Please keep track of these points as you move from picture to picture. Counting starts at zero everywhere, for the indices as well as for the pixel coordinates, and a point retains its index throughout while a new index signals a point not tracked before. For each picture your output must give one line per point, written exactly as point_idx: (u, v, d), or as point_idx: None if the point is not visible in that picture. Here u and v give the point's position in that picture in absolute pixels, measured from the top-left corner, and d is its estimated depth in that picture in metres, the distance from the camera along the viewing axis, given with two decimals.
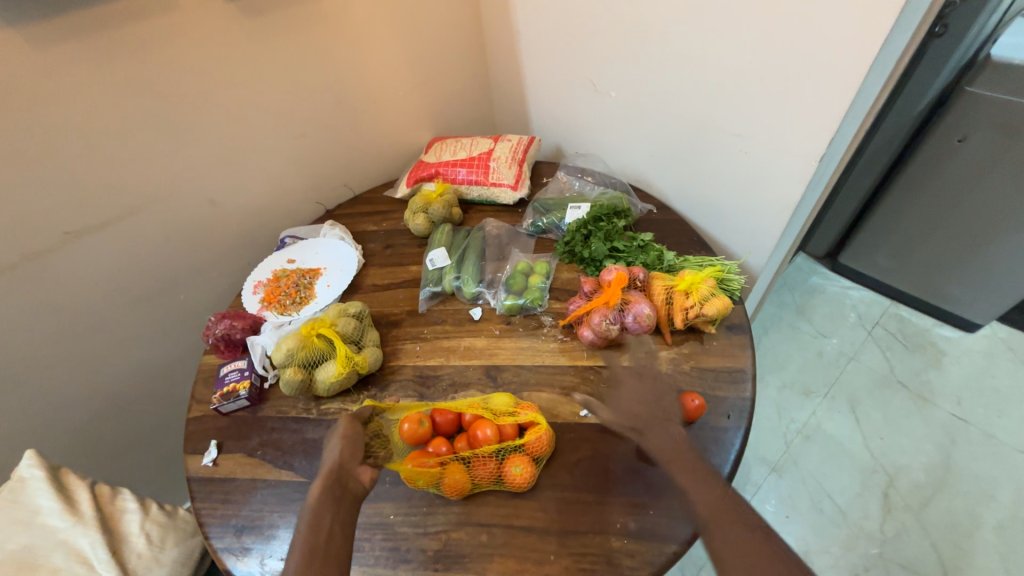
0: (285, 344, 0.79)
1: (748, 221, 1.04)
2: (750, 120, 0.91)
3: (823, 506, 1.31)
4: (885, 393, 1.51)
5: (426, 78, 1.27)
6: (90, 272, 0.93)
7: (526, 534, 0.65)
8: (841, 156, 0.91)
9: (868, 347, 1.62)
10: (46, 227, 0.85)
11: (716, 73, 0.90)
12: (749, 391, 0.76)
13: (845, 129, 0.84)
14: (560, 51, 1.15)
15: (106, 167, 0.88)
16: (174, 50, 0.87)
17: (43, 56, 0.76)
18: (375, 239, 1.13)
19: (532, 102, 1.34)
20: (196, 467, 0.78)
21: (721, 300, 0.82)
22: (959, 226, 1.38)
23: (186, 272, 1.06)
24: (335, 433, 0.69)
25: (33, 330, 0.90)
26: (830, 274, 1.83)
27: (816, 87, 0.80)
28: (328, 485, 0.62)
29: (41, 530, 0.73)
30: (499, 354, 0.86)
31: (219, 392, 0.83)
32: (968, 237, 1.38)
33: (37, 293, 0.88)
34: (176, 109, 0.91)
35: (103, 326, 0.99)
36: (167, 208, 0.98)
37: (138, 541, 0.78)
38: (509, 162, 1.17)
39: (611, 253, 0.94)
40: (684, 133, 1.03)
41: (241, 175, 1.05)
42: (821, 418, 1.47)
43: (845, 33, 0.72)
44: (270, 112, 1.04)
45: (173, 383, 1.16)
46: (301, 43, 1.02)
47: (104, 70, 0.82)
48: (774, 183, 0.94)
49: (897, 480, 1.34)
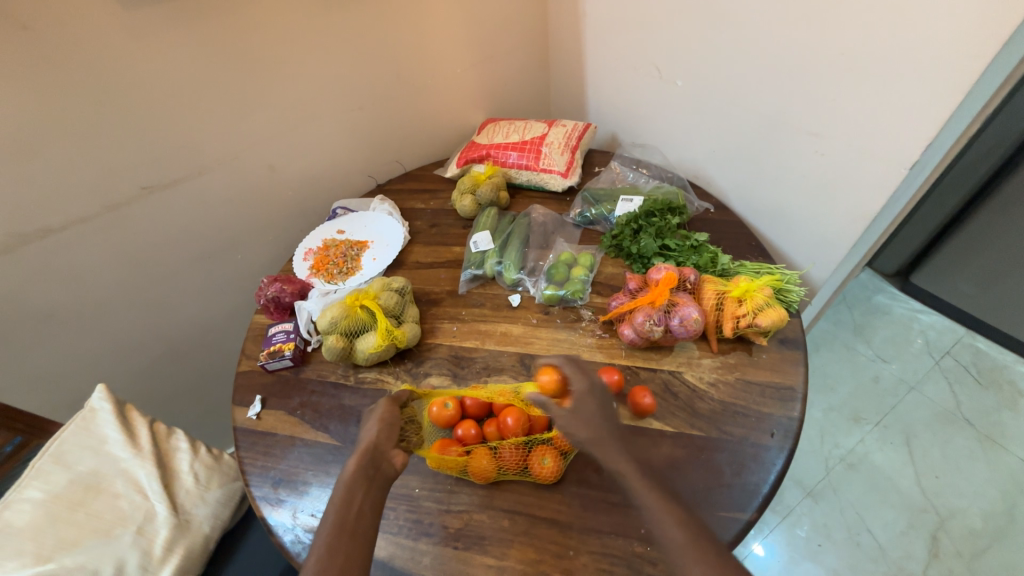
0: (329, 312, 0.82)
1: (816, 228, 0.97)
2: (833, 118, 0.83)
3: (860, 539, 1.23)
4: (948, 430, 1.38)
5: (486, 56, 1.25)
6: (160, 226, 1.00)
7: (547, 526, 0.64)
8: (936, 166, 0.81)
9: (933, 377, 1.48)
10: (125, 181, 0.92)
11: (801, 63, 0.83)
12: (798, 412, 0.72)
13: (945, 134, 0.75)
14: (628, 34, 1.09)
15: (179, 128, 0.93)
16: (249, 17, 0.90)
17: (130, 19, 0.80)
18: (422, 217, 1.14)
19: (591, 87, 1.29)
20: (242, 418, 0.83)
21: (777, 311, 0.77)
22: None
23: (244, 234, 1.12)
24: (373, 414, 0.70)
25: (108, 275, 0.98)
26: (898, 294, 1.68)
27: (916, 86, 0.71)
28: (363, 464, 0.63)
29: (106, 457, 0.80)
30: (535, 343, 0.85)
31: (266, 350, 0.87)
32: None
33: (114, 242, 0.96)
34: (246, 76, 0.95)
35: (168, 277, 1.06)
36: (231, 171, 1.03)
37: (187, 479, 0.84)
38: (562, 149, 1.14)
39: (660, 251, 0.90)
40: (754, 131, 0.96)
41: (301, 144, 1.09)
42: (869, 448, 1.37)
43: (961, 26, 0.64)
44: (333, 83, 1.06)
45: (226, 336, 1.24)
46: (367, 16, 1.02)
47: (184, 34, 0.85)
48: (851, 189, 0.87)
49: (950, 523, 1.23)
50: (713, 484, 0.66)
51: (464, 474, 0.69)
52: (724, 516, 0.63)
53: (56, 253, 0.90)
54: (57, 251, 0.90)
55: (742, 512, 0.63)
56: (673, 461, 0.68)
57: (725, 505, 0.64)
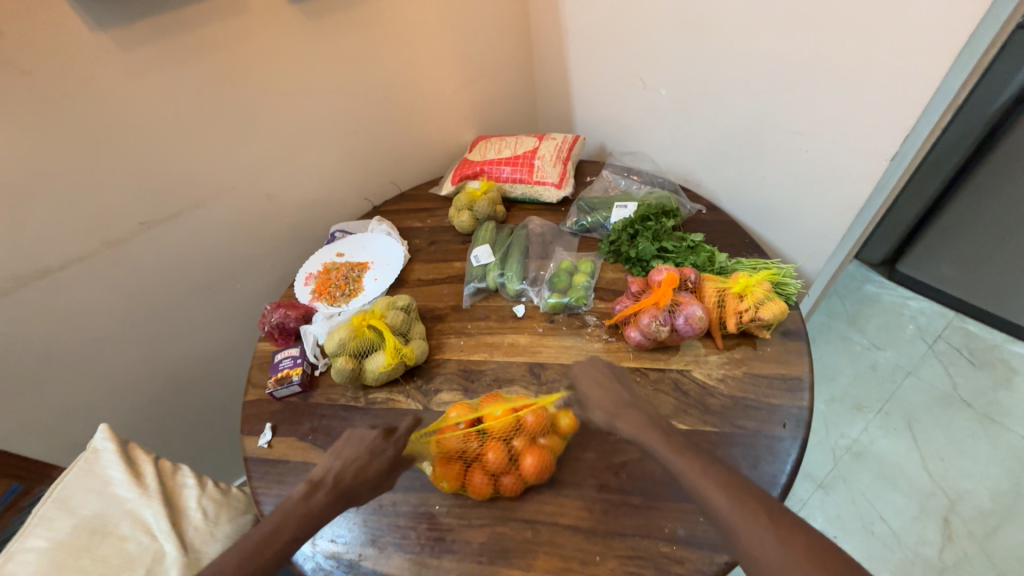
0: (337, 334, 0.82)
1: (806, 222, 1.00)
2: (815, 115, 0.86)
3: (873, 527, 1.24)
4: (948, 413, 1.40)
5: (473, 76, 1.28)
6: (157, 260, 0.99)
7: (571, 533, 0.64)
8: (915, 154, 0.85)
9: (928, 362, 1.52)
10: (124, 218, 0.92)
11: (778, 66, 0.87)
12: (807, 401, 0.73)
13: (921, 125, 0.79)
14: (611, 48, 1.13)
15: (177, 162, 0.93)
16: (245, 51, 0.92)
17: (126, 59, 0.81)
18: (420, 235, 1.15)
19: (577, 100, 1.33)
20: (253, 447, 0.82)
21: (777, 304, 0.79)
22: None
23: (242, 263, 1.12)
24: (342, 444, 0.69)
25: (108, 313, 0.97)
26: (886, 282, 1.72)
27: (889, 83, 0.76)
28: (333, 498, 0.63)
29: (111, 499, 0.78)
30: (543, 352, 0.86)
31: (274, 377, 0.87)
32: None
33: (112, 278, 0.95)
34: (242, 107, 0.96)
35: (168, 310, 1.05)
36: (229, 201, 1.03)
37: (195, 516, 0.81)
38: (554, 161, 1.17)
39: (659, 254, 0.92)
40: (739, 131, 0.99)
41: (297, 170, 1.10)
42: (874, 436, 1.39)
43: (929, 23, 0.68)
44: (326, 110, 1.08)
45: (228, 366, 1.23)
46: (357, 42, 1.05)
47: (180, 70, 0.87)
48: (835, 184, 0.91)
49: (960, 505, 1.24)
50: None
51: (461, 488, 0.68)
52: None
53: (55, 293, 0.90)
54: (56, 291, 0.90)
55: None
56: None
57: None
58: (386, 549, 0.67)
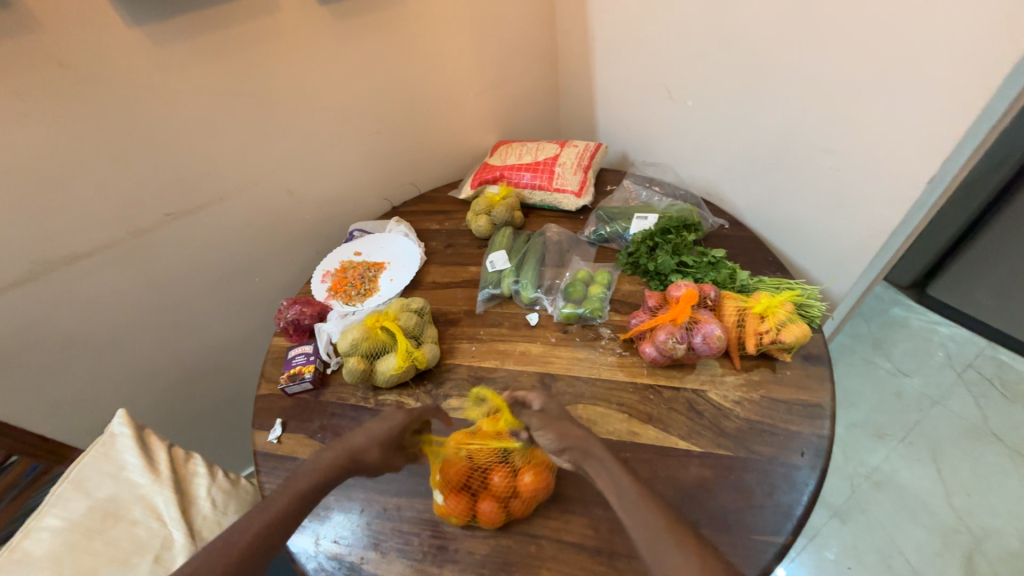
0: (350, 334, 0.82)
1: (834, 242, 0.97)
2: (847, 133, 0.84)
3: (891, 562, 1.19)
4: (977, 446, 1.34)
5: (498, 80, 1.28)
6: (180, 251, 1.01)
7: (576, 551, 0.63)
8: (954, 178, 0.81)
9: (957, 392, 1.45)
10: (151, 209, 0.94)
11: (811, 81, 0.84)
12: (828, 429, 0.70)
13: (962, 149, 0.75)
14: (638, 57, 1.12)
15: (203, 157, 0.95)
16: (275, 49, 0.93)
17: (160, 55, 0.83)
18: (437, 238, 1.16)
19: (601, 108, 1.31)
20: (262, 442, 0.83)
21: (800, 327, 0.77)
22: None
23: (261, 258, 1.14)
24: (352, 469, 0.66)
25: (130, 300, 1.00)
26: (914, 306, 1.66)
27: (931, 103, 0.73)
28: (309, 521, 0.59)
29: (125, 483, 0.80)
30: (555, 362, 0.85)
31: (286, 373, 0.87)
32: None
33: (136, 267, 0.98)
34: (268, 104, 0.98)
35: (188, 300, 1.08)
36: (252, 196, 1.05)
37: (204, 505, 0.82)
38: (574, 169, 1.16)
39: (678, 268, 0.91)
40: (766, 148, 0.97)
41: (319, 168, 1.11)
42: (895, 466, 1.33)
43: (977, 43, 0.65)
44: (350, 110, 1.09)
45: (244, 358, 1.25)
46: (384, 44, 1.06)
47: (211, 67, 0.88)
48: (867, 205, 0.88)
49: (985, 544, 1.19)
50: (744, 505, 0.65)
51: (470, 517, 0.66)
52: (758, 539, 0.61)
53: (82, 280, 0.92)
54: (83, 277, 0.92)
55: (776, 535, 0.62)
56: (702, 481, 0.67)
57: (758, 527, 0.62)
58: (388, 554, 0.67)
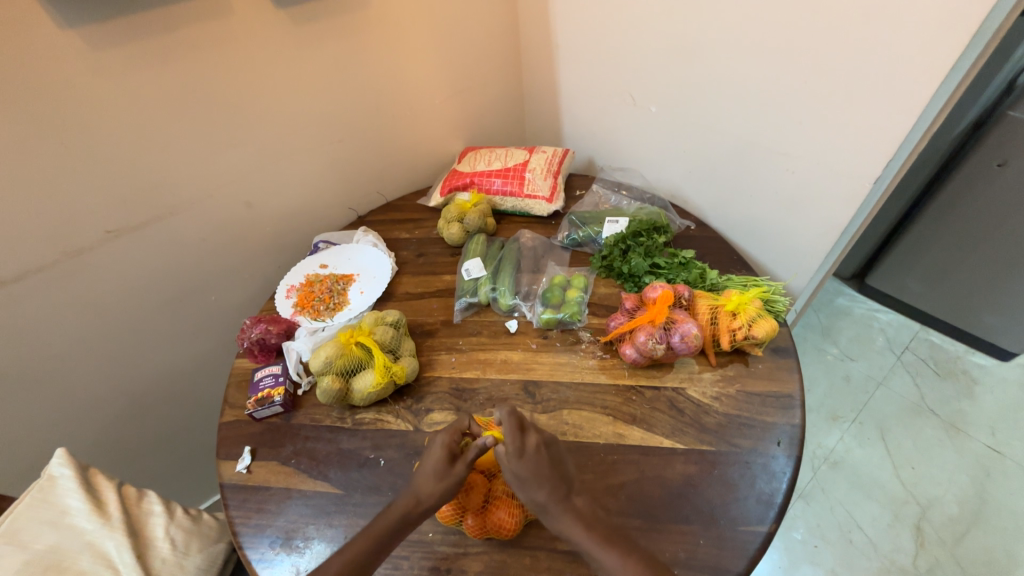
0: (323, 352, 0.78)
1: (792, 240, 1.03)
2: (798, 138, 0.90)
3: (852, 537, 1.27)
4: (917, 421, 1.46)
5: (463, 87, 1.27)
6: (123, 271, 0.93)
7: (572, 560, 0.63)
8: (893, 178, 0.88)
9: (898, 373, 1.58)
10: (88, 226, 0.86)
11: (766, 90, 0.89)
12: (799, 418, 0.74)
13: (900, 153, 0.82)
14: (601, 64, 1.14)
15: (148, 167, 0.88)
16: (227, 54, 0.88)
17: (95, 60, 0.76)
18: (407, 247, 1.13)
19: (565, 114, 1.33)
20: (229, 473, 0.77)
21: (769, 321, 0.80)
22: (986, 262, 1.38)
23: (217, 274, 1.06)
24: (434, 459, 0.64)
25: (65, 327, 0.90)
26: (856, 295, 1.80)
27: (874, 110, 0.79)
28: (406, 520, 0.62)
29: (68, 531, 0.71)
30: (537, 369, 0.84)
31: (253, 398, 0.82)
32: (997, 273, 1.37)
33: (72, 290, 0.88)
34: (220, 111, 0.92)
35: (135, 324, 0.99)
36: (204, 209, 0.98)
37: (163, 546, 0.75)
38: (544, 174, 1.16)
39: (651, 270, 0.93)
40: (726, 153, 1.02)
41: (278, 178, 1.06)
42: (849, 445, 1.43)
43: (913, 54, 0.71)
44: (310, 117, 1.04)
45: (200, 383, 1.16)
46: (344, 49, 1.02)
47: (154, 72, 0.82)
48: (819, 205, 0.94)
49: (930, 512, 1.29)
50: (728, 498, 0.67)
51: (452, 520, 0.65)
52: (745, 530, 0.64)
53: (6, 307, 0.82)
54: (8, 304, 0.82)
55: (761, 525, 0.64)
56: (689, 477, 0.69)
57: (744, 518, 0.65)
58: None
